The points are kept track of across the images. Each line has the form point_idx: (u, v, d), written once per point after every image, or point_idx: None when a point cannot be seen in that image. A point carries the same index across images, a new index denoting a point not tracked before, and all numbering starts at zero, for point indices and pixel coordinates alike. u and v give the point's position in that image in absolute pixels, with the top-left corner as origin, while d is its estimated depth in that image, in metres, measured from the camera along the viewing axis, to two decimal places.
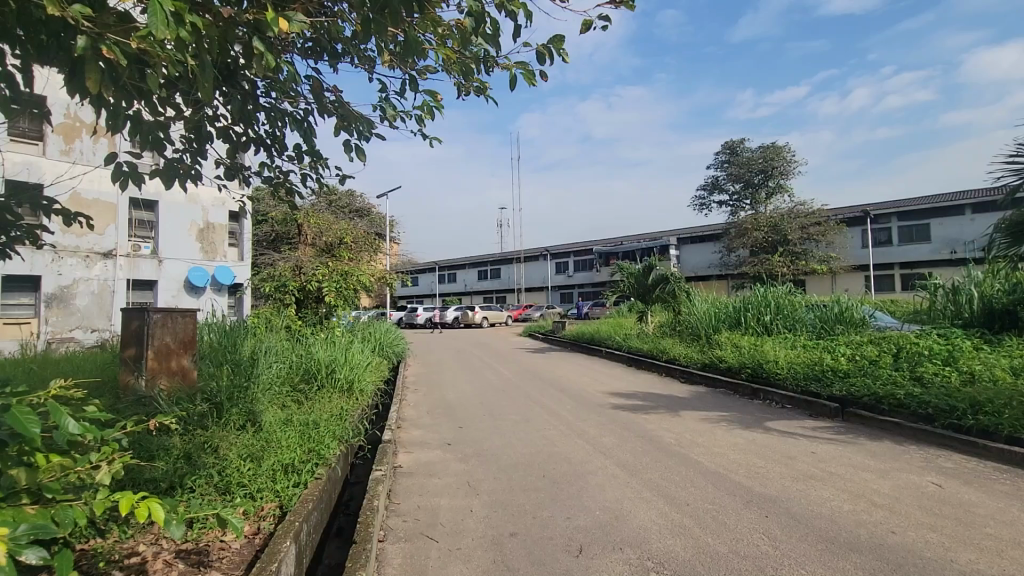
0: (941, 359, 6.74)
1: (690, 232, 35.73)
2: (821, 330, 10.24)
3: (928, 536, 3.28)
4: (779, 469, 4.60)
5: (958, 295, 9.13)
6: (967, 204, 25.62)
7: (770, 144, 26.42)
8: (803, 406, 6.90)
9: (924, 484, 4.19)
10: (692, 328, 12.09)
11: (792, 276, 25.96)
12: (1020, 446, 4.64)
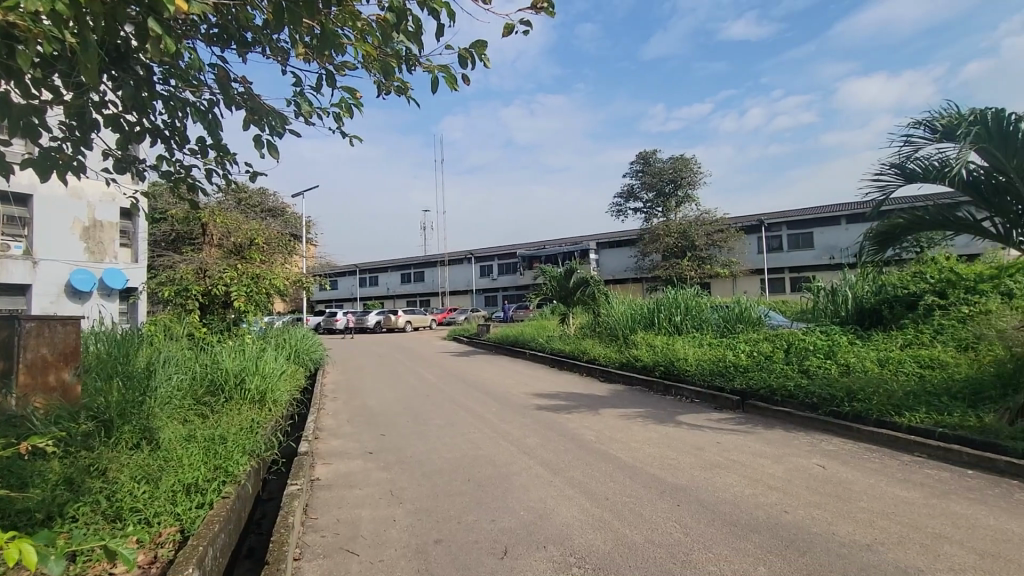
0: (823, 353, 7.56)
1: (608, 237, 37.32)
2: (725, 329, 11.10)
3: (814, 513, 3.66)
4: (689, 460, 4.93)
5: (837, 296, 10.27)
6: (842, 216, 28.94)
7: (679, 156, 28.27)
8: (709, 399, 7.44)
9: (810, 466, 4.67)
10: (610, 329, 12.63)
11: (698, 279, 27.90)
12: (886, 428, 5.31)
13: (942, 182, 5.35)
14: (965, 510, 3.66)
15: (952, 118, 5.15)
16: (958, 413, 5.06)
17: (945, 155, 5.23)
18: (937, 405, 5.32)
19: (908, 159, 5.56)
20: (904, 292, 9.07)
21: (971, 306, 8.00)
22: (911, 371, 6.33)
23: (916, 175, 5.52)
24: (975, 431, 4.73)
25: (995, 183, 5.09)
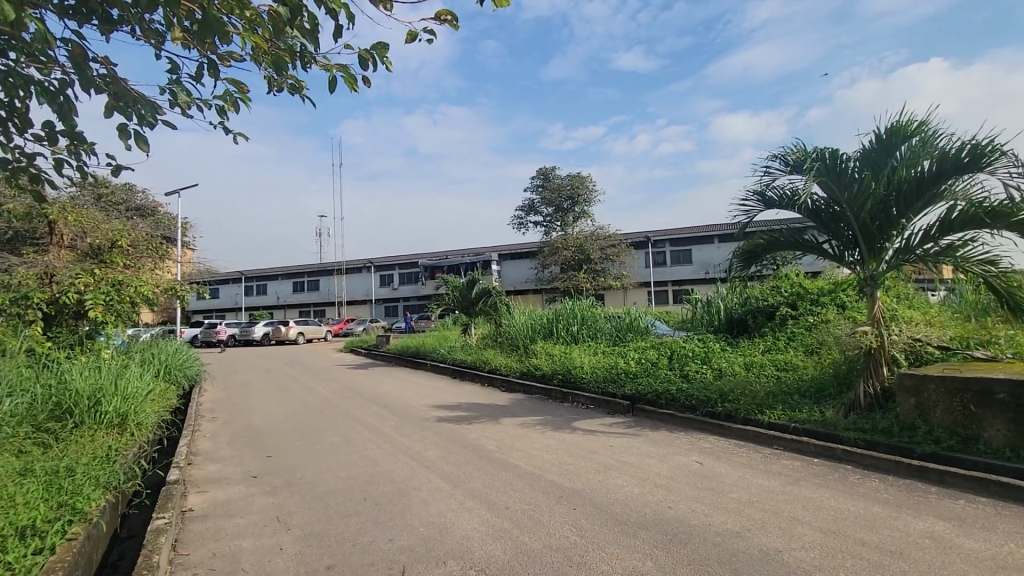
0: (700, 359, 8.33)
1: (509, 249, 38.10)
2: (616, 337, 11.80)
3: (694, 506, 4.01)
4: (584, 464, 5.16)
5: (711, 307, 11.39)
6: (715, 235, 32.25)
7: (576, 173, 29.76)
8: (603, 405, 7.86)
9: (690, 464, 5.11)
10: (511, 339, 12.86)
11: (593, 291, 29.42)
12: (751, 425, 5.97)
13: (793, 209, 6.18)
14: (813, 494, 4.23)
15: (800, 155, 6.00)
16: (807, 409, 5.83)
17: (794, 186, 6.07)
18: (790, 402, 6.09)
19: (767, 188, 6.35)
20: (764, 304, 10.29)
21: (815, 315, 9.29)
22: (770, 373, 7.19)
23: (774, 202, 6.33)
24: (819, 424, 5.49)
25: (832, 212, 5.99)
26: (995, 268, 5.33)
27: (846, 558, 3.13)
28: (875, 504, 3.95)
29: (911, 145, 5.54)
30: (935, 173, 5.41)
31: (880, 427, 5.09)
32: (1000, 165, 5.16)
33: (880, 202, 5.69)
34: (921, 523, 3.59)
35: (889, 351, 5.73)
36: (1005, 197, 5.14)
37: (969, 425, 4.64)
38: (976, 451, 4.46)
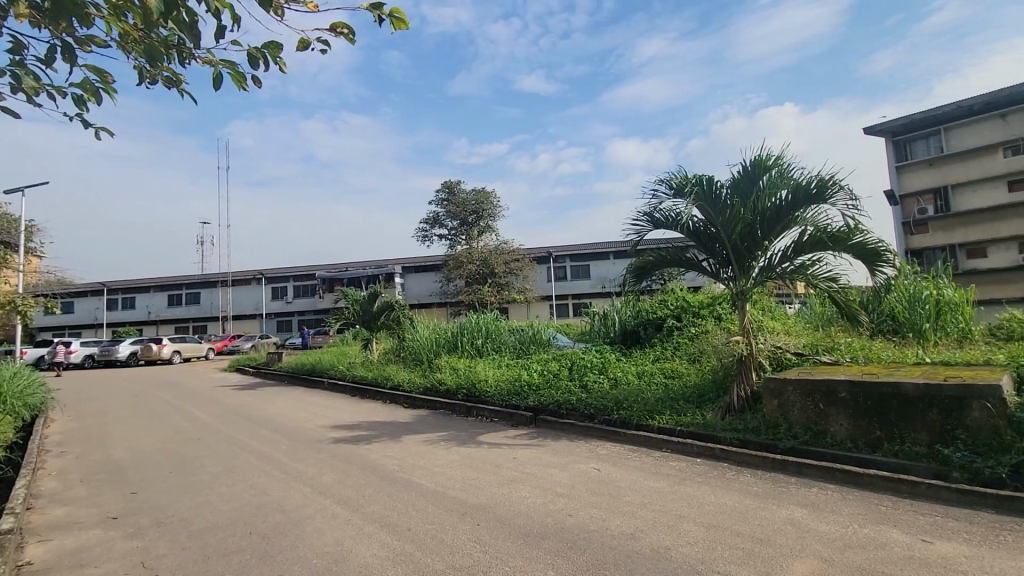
0: (598, 369, 8.74)
1: (413, 261, 37.41)
2: (520, 350, 12.02)
3: (592, 512, 4.18)
4: (488, 478, 5.17)
5: (608, 320, 12.04)
6: (610, 252, 34.26)
7: (480, 188, 30.14)
8: (507, 417, 7.96)
9: (589, 471, 5.33)
10: (415, 354, 12.60)
11: (498, 304, 29.77)
12: (644, 430, 6.37)
13: (677, 229, 6.77)
14: (696, 491, 4.60)
15: (681, 181, 6.60)
16: (691, 412, 6.34)
17: (677, 209, 6.66)
18: (677, 407, 6.59)
19: (654, 210, 6.89)
20: (653, 316, 11.09)
21: (697, 327, 10.18)
22: (660, 381, 7.73)
23: (661, 222, 6.88)
24: (701, 427, 5.99)
25: (709, 233, 6.64)
26: (837, 284, 6.21)
27: (725, 549, 3.44)
28: (748, 497, 4.39)
29: (771, 176, 6.31)
30: (790, 202, 6.21)
31: (751, 426, 5.68)
32: (838, 197, 6.05)
33: (748, 226, 6.40)
34: (784, 511, 4.05)
35: (757, 357, 6.43)
36: (842, 224, 6.03)
37: (820, 421, 5.33)
38: (826, 444, 5.14)
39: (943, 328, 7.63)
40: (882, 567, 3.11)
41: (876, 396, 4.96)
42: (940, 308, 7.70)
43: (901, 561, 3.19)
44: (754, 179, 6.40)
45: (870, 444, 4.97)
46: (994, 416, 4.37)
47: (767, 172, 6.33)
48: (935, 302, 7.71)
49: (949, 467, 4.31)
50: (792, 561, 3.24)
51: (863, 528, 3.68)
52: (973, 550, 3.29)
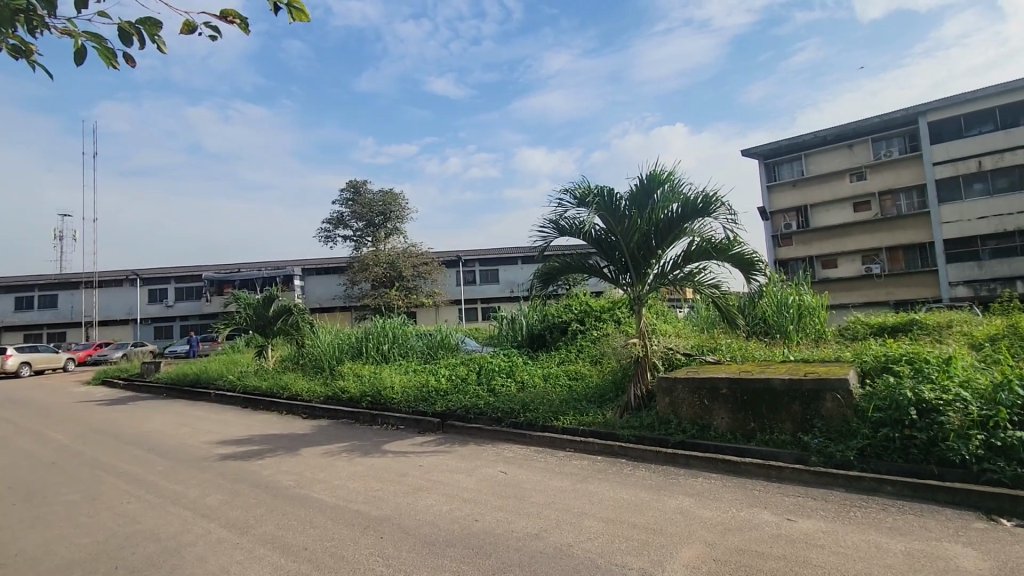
0: (506, 373, 8.85)
1: (314, 262, 35.40)
2: (428, 355, 11.83)
3: (498, 515, 4.21)
4: (393, 488, 5.02)
5: (515, 324, 12.26)
6: (519, 256, 34.95)
7: (388, 189, 29.36)
8: (413, 424, 7.79)
9: (495, 474, 5.37)
10: (316, 361, 11.93)
11: (405, 308, 29.11)
12: (549, 431, 6.56)
13: (580, 237, 7.07)
14: (596, 488, 4.82)
15: (585, 191, 6.92)
16: (593, 412, 6.63)
17: (581, 217, 6.95)
18: (580, 407, 6.86)
19: (560, 218, 7.14)
20: (559, 320, 11.47)
21: (599, 330, 10.69)
22: (564, 383, 8.00)
23: (566, 230, 7.15)
24: (602, 425, 6.30)
25: (610, 242, 7.01)
26: (719, 290, 6.82)
27: (622, 542, 3.63)
28: (643, 490, 4.68)
29: (664, 190, 6.79)
30: (680, 215, 6.73)
31: (646, 423, 6.06)
32: (721, 211, 6.66)
33: (644, 235, 6.85)
34: (675, 501, 4.37)
35: (652, 358, 6.88)
36: (724, 236, 6.64)
37: (705, 416, 5.82)
38: (709, 436, 5.63)
39: (804, 329, 8.71)
40: (756, 546, 3.46)
41: (751, 391, 5.52)
42: (801, 312, 8.78)
43: (772, 540, 3.57)
44: (650, 192, 6.84)
45: (746, 435, 5.51)
46: (843, 405, 5.05)
47: (660, 186, 6.81)
48: (797, 307, 8.78)
49: (809, 452, 4.91)
50: (681, 548, 3.50)
51: (740, 512, 4.07)
52: (828, 525, 3.77)
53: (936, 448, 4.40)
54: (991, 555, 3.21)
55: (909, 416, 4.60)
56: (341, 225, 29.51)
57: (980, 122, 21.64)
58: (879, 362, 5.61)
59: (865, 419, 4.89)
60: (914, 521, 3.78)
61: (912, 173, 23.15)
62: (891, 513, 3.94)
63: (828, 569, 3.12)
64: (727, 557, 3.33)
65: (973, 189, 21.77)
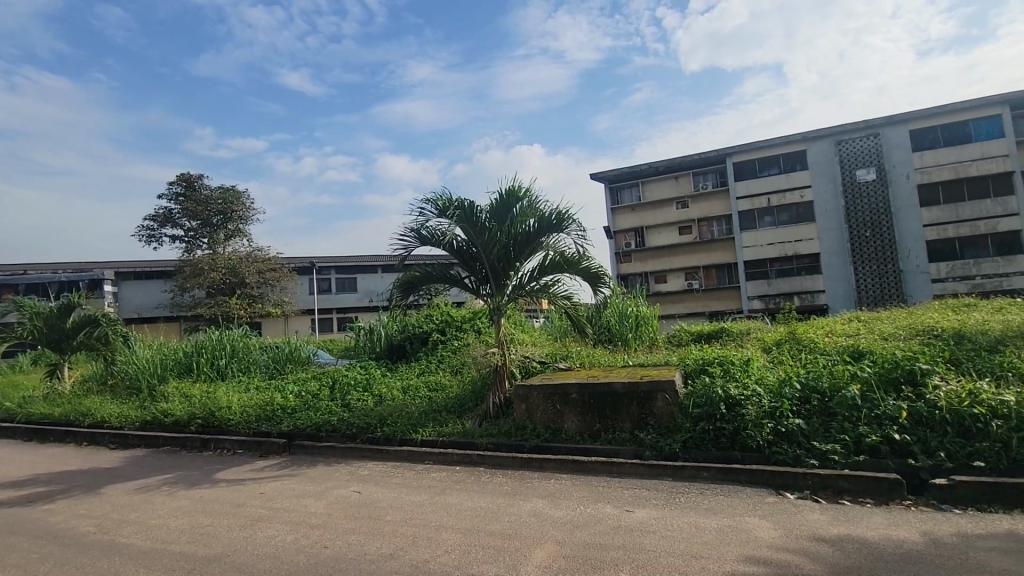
0: (362, 386, 8.43)
1: (131, 265, 30.28)
2: (273, 370, 10.76)
3: (351, 539, 3.98)
4: (226, 521, 4.45)
5: (374, 334, 11.82)
6: (378, 265, 33.73)
7: (229, 186, 26.39)
8: (253, 447, 7.04)
9: (348, 495, 5.06)
10: (130, 382, 10.13)
11: (248, 319, 26.11)
12: (408, 444, 6.42)
13: (442, 247, 7.10)
14: (454, 499, 4.81)
15: (446, 202, 6.97)
16: (452, 422, 6.63)
17: (442, 227, 6.97)
18: (439, 418, 6.82)
19: (421, 227, 7.07)
20: (419, 330, 11.29)
21: (459, 340, 10.75)
22: (424, 395, 7.87)
23: (427, 239, 7.11)
24: (461, 435, 6.34)
25: (471, 253, 7.16)
26: (571, 302, 7.29)
27: (479, 551, 3.66)
28: (499, 497, 4.79)
29: (522, 206, 7.07)
30: (536, 230, 7.08)
31: (503, 430, 6.24)
32: (572, 228, 7.14)
33: (504, 247, 7.10)
34: (528, 505, 4.54)
35: (509, 366, 7.11)
36: (575, 251, 7.13)
37: (557, 420, 6.18)
38: (561, 439, 5.99)
39: (640, 337, 9.75)
40: (600, 539, 3.75)
41: (597, 394, 6.01)
42: (638, 321, 9.83)
43: (613, 531, 3.89)
44: (509, 207, 7.08)
45: (593, 435, 5.97)
46: (670, 404, 5.73)
47: (519, 201, 7.09)
48: (635, 317, 9.81)
49: (644, 448, 5.48)
50: (534, 549, 3.64)
51: (587, 508, 4.38)
52: (659, 512, 4.24)
53: (739, 436, 5.20)
54: (778, 524, 3.90)
55: (720, 410, 5.39)
56: (169, 223, 25.83)
57: (769, 165, 26.34)
58: (698, 364, 6.49)
59: (686, 415, 5.61)
60: (724, 501, 4.42)
61: (721, 205, 27.56)
62: (707, 496, 4.56)
63: (659, 552, 3.50)
64: (575, 553, 3.55)
65: (765, 221, 26.33)
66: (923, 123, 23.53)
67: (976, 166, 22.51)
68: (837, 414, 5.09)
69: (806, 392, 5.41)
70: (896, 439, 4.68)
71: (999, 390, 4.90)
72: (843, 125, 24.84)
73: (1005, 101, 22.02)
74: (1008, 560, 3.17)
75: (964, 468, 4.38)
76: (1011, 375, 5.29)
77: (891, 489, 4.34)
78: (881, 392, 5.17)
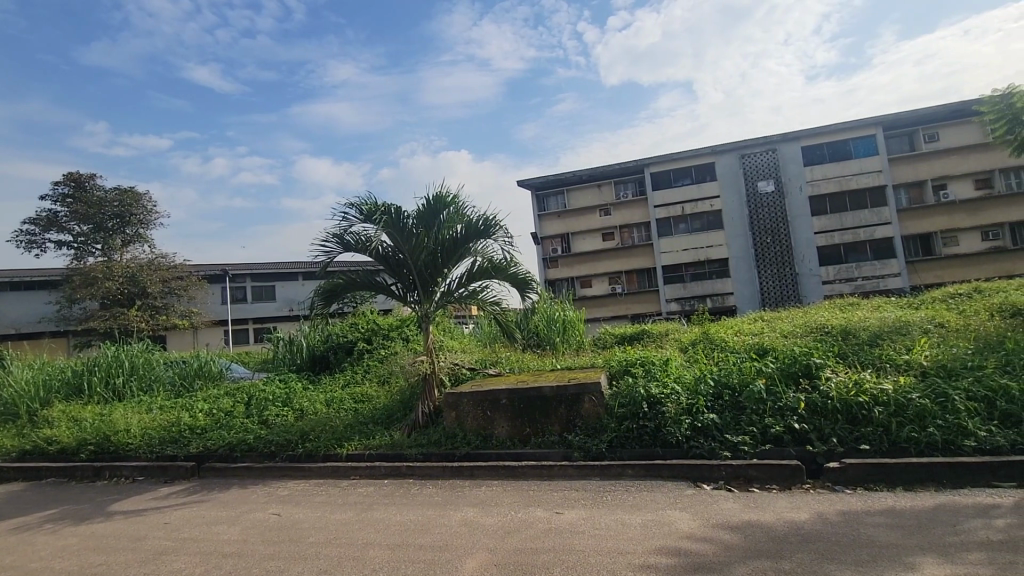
0: (281, 401, 7.94)
1: (7, 274, 26.77)
2: (179, 387, 9.87)
3: (269, 565, 3.73)
4: (125, 557, 4.03)
5: (294, 345, 11.22)
6: (299, 272, 32.16)
7: (128, 187, 24.25)
8: (157, 473, 6.43)
9: (266, 518, 4.74)
10: (6, 408, 8.92)
11: (150, 332, 23.67)
12: (332, 460, 6.14)
13: (366, 253, 6.90)
14: (382, 514, 4.66)
15: (371, 207, 6.79)
16: (379, 434, 6.43)
17: (367, 233, 6.79)
18: (365, 431, 6.57)
19: (345, 233, 6.83)
20: (344, 340, 10.86)
21: (386, 348, 10.45)
22: (349, 407, 7.57)
23: (351, 245, 6.88)
24: (389, 447, 6.16)
25: (397, 259, 7.01)
26: (500, 307, 7.29)
27: (408, 566, 3.57)
28: (428, 509, 4.70)
29: (449, 212, 6.99)
30: (464, 236, 7.04)
31: (433, 439, 6.14)
32: (499, 234, 7.16)
33: (431, 254, 7.01)
34: (459, 514, 4.49)
35: (439, 374, 6.99)
36: (502, 257, 7.17)
37: (487, 426, 6.17)
38: (492, 445, 5.98)
39: (567, 340, 10.00)
40: (530, 544, 3.78)
41: (527, 398, 6.07)
42: (565, 325, 10.10)
43: (544, 534, 3.95)
44: (436, 212, 6.98)
45: (523, 439, 6.02)
46: (597, 405, 5.91)
47: (446, 207, 7.00)
48: (562, 322, 10.07)
49: (573, 449, 5.61)
50: (465, 559, 3.61)
51: (518, 513, 4.42)
52: (587, 512, 4.35)
53: (660, 433, 5.46)
54: (697, 515, 4.12)
55: (642, 409, 5.64)
56: (54, 227, 23.30)
57: (683, 176, 28.05)
58: (621, 366, 6.76)
59: (612, 415, 5.81)
60: (647, 497, 4.61)
61: (641, 213, 29.01)
62: (631, 493, 4.75)
63: (587, 552, 3.59)
64: (506, 559, 3.56)
65: (680, 228, 28.03)
66: (814, 139, 26.07)
67: (856, 180, 25.28)
68: (746, 408, 5.48)
69: (719, 388, 5.78)
70: (797, 428, 5.12)
71: (879, 379, 5.52)
72: (746, 140, 26.99)
73: (878, 122, 24.92)
74: (892, 534, 3.55)
75: (853, 451, 4.87)
76: (887, 366, 5.96)
77: (793, 475, 4.74)
78: (783, 385, 5.65)
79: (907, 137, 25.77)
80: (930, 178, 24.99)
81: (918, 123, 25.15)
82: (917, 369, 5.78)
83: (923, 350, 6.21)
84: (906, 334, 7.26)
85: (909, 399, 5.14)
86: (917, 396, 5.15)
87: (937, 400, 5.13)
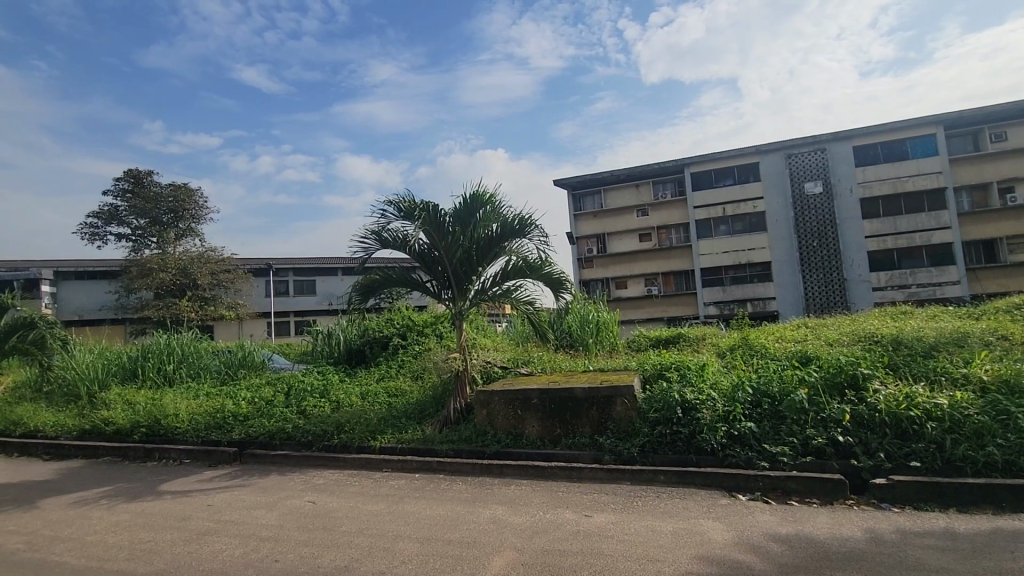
0: (318, 392, 8.16)
1: (72, 264, 28.52)
2: (224, 375, 10.27)
3: (304, 551, 3.84)
4: (170, 535, 4.21)
5: (331, 339, 11.51)
6: (339, 268, 33.06)
7: (183, 183, 25.51)
8: (202, 457, 6.72)
9: (301, 506, 4.88)
10: (68, 389, 9.52)
11: (199, 321, 24.84)
12: (365, 452, 6.27)
13: (404, 250, 7.04)
14: (412, 507, 4.72)
15: (410, 205, 6.87)
16: (411, 429, 6.53)
17: (405, 231, 6.92)
18: (398, 424, 6.69)
19: (382, 230, 6.96)
20: (380, 335, 11.09)
21: (420, 344, 10.57)
22: (383, 400, 7.71)
23: (388, 242, 7.01)
24: (420, 442, 6.24)
25: (433, 256, 7.12)
26: (533, 307, 7.25)
27: (436, 560, 3.60)
28: (458, 504, 4.74)
29: (485, 211, 6.99)
30: (499, 235, 7.05)
31: (463, 436, 6.18)
32: (534, 234, 7.14)
33: (466, 252, 7.06)
34: (488, 512, 4.51)
35: (471, 372, 7.04)
36: (537, 256, 7.14)
37: (518, 425, 6.17)
38: (522, 444, 5.97)
39: (600, 342, 9.85)
40: (558, 545, 3.75)
41: (558, 400, 6.03)
42: (599, 327, 9.93)
43: (572, 537, 3.91)
44: (472, 211, 7.00)
45: (553, 440, 5.99)
46: (629, 408, 5.81)
47: (483, 206, 7.01)
48: (596, 323, 9.90)
49: (603, 452, 5.55)
50: (493, 557, 3.61)
51: (546, 514, 4.39)
52: (617, 517, 4.28)
53: (695, 439, 5.32)
54: (731, 526, 4.00)
55: (677, 414, 5.51)
56: (114, 220, 24.71)
57: (724, 176, 27.29)
58: (655, 369, 6.62)
59: (644, 419, 5.70)
60: (680, 504, 4.51)
61: (679, 213, 28.41)
62: (664, 500, 4.64)
63: (616, 557, 3.53)
64: (533, 559, 3.54)
65: (720, 229, 27.27)
66: (867, 138, 24.83)
67: (913, 182, 23.98)
68: (786, 418, 5.27)
69: (757, 395, 5.58)
70: (841, 441, 4.89)
71: (933, 394, 5.18)
72: (794, 139, 25.98)
73: (939, 121, 23.55)
74: (944, 558, 3.33)
75: (902, 468, 4.62)
76: (942, 380, 5.62)
77: (837, 489, 4.54)
78: (827, 395, 5.39)
79: (971, 137, 24.23)
80: (996, 181, 23.49)
81: (984, 121, 23.63)
82: (976, 385, 5.42)
83: (983, 365, 5.80)
84: (964, 347, 6.81)
85: (965, 414, 4.81)
86: (974, 412, 4.81)
87: (997, 417, 4.78)
